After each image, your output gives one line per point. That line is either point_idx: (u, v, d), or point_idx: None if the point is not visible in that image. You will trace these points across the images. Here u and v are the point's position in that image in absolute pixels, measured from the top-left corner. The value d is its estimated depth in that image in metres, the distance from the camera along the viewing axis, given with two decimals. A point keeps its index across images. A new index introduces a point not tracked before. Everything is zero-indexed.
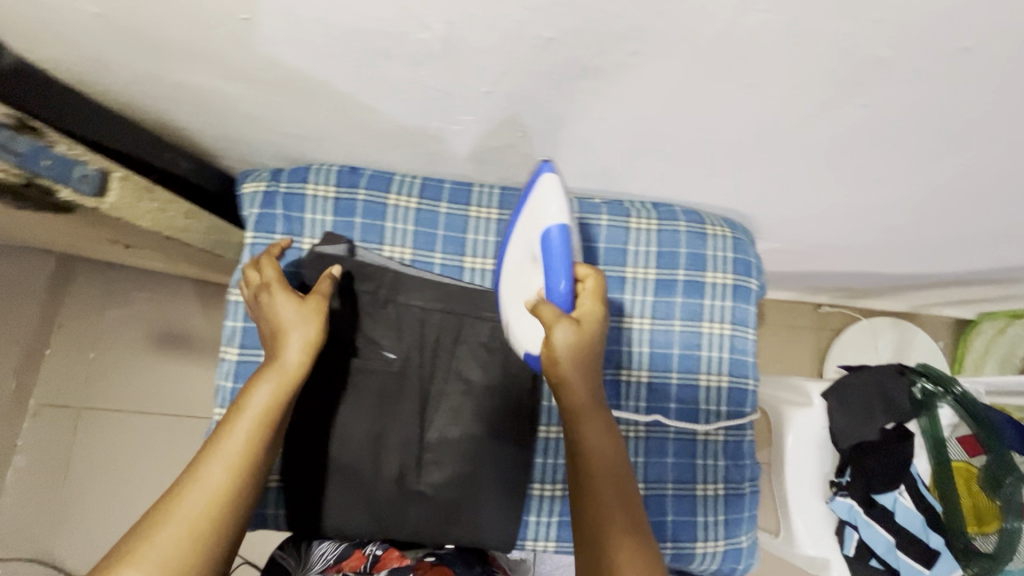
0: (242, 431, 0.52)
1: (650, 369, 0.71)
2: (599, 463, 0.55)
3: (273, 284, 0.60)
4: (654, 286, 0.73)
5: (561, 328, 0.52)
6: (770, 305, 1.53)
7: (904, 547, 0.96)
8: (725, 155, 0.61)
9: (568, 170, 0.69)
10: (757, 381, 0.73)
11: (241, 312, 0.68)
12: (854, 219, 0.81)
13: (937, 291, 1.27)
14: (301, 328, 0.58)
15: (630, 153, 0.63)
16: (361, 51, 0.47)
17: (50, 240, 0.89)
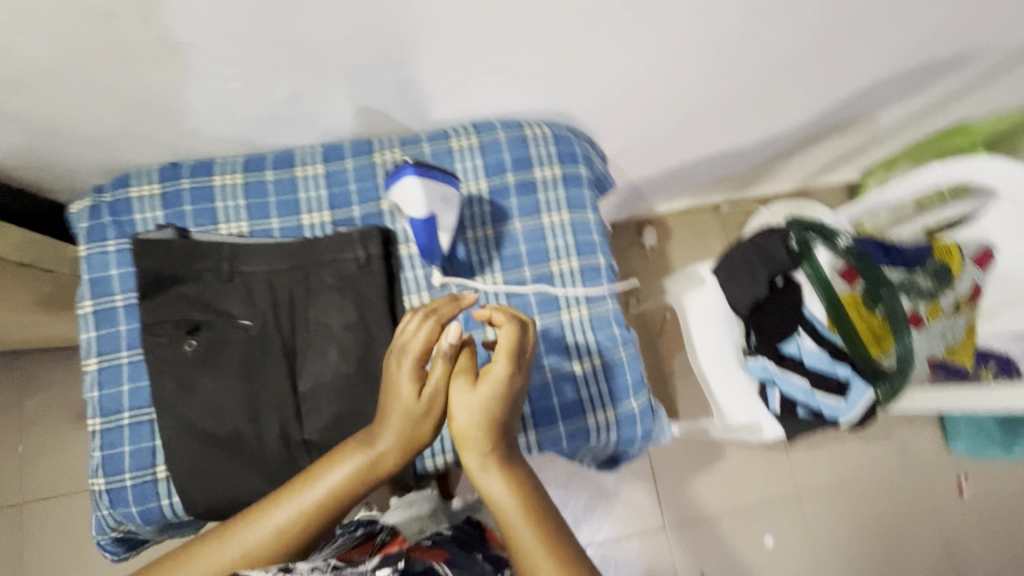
0: (308, 500, 0.58)
1: (503, 272, 0.75)
2: (517, 503, 0.57)
3: (410, 354, 0.59)
4: (488, 196, 0.78)
5: (454, 394, 0.59)
6: (674, 219, 1.58)
7: (821, 387, 1.01)
8: (489, 46, 0.65)
9: (369, 106, 0.72)
10: (606, 255, 0.78)
11: (90, 321, 0.69)
12: (663, 89, 0.87)
13: (805, 158, 1.34)
14: (411, 425, 0.60)
15: (407, 72, 0.66)
16: (81, 20, 0.50)
17: None
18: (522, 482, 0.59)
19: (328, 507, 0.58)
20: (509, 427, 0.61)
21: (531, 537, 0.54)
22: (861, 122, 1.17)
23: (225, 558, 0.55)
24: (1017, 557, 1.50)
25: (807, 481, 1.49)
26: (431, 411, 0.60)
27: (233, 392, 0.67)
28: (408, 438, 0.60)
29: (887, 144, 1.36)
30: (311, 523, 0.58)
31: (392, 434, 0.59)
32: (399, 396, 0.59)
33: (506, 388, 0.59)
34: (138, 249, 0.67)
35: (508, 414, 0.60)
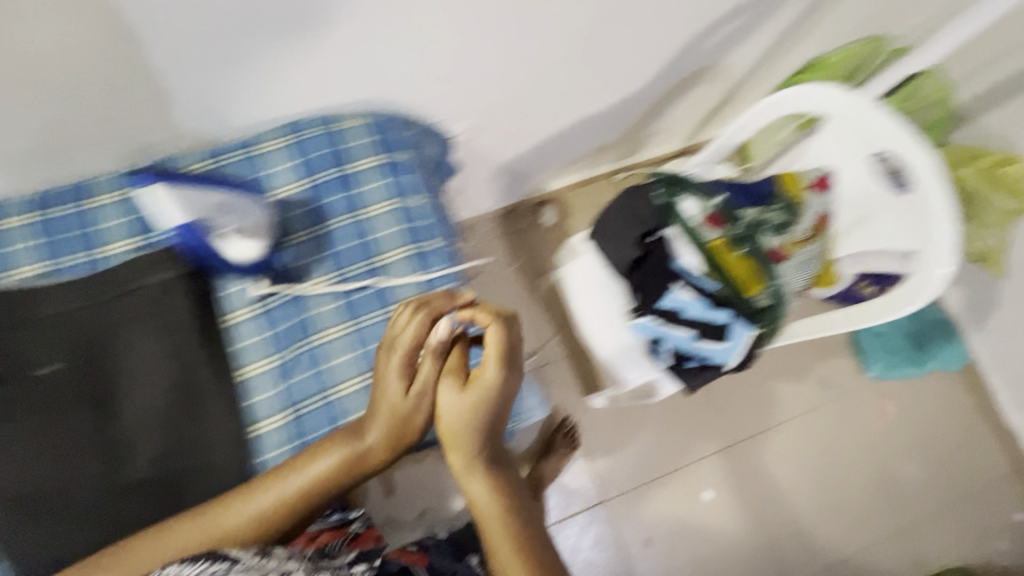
0: (294, 486, 0.65)
1: (334, 271, 0.76)
2: (495, 500, 0.63)
3: (400, 350, 0.68)
4: (309, 196, 0.78)
5: (444, 388, 0.66)
6: (571, 194, 1.58)
7: (704, 335, 1.01)
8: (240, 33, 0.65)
9: (151, 107, 0.73)
10: (441, 239, 0.79)
11: None
12: (481, 58, 0.85)
13: (674, 114, 1.35)
14: (399, 418, 0.67)
15: (167, 67, 0.67)
16: None
17: None
18: (500, 484, 0.64)
19: (311, 492, 0.66)
20: (495, 428, 0.68)
21: (503, 527, 0.61)
22: (713, 70, 1.18)
23: (210, 529, 0.63)
24: (947, 469, 1.54)
25: (737, 430, 1.51)
26: (422, 403, 0.68)
27: (43, 445, 0.64)
28: (394, 430, 0.67)
29: (753, 92, 1.37)
30: (293, 509, 0.65)
31: (381, 423, 0.67)
32: (389, 390, 0.67)
33: (490, 389, 0.66)
34: None
35: (494, 416, 0.67)
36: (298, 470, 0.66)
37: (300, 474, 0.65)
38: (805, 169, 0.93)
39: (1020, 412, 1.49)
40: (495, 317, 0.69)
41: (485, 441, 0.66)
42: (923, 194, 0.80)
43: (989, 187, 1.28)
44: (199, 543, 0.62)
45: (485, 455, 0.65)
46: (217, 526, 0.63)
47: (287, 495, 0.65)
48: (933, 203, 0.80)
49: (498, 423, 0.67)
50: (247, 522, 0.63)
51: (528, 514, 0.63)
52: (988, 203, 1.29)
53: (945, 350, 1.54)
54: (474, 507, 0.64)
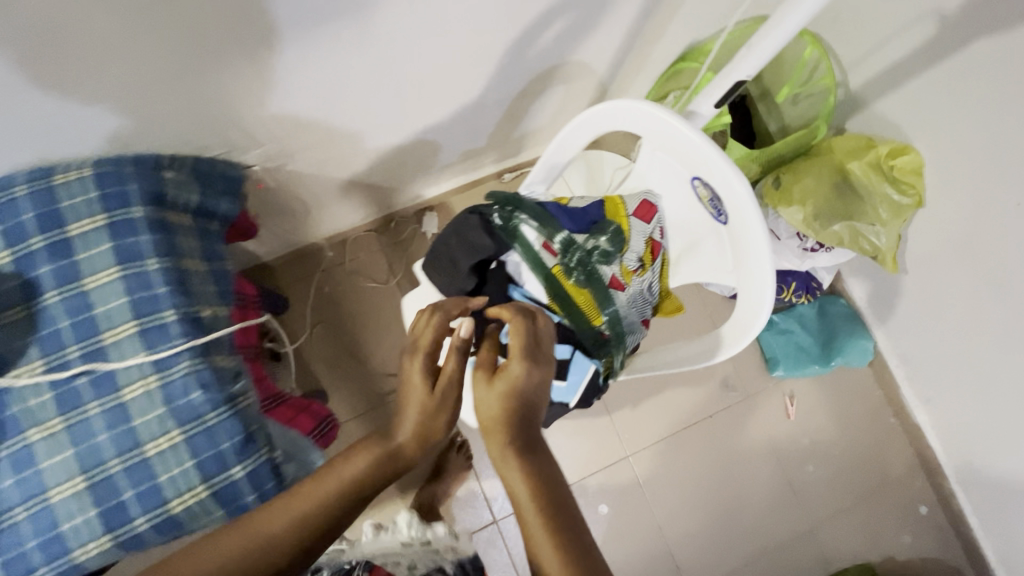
0: (322, 496, 0.62)
1: (41, 358, 0.63)
2: (529, 499, 0.58)
3: (421, 350, 0.68)
4: (12, 268, 0.63)
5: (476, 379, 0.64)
6: (457, 198, 1.47)
7: None
8: None
9: None
10: (175, 310, 0.66)
11: None
12: (243, 94, 0.72)
13: (547, 112, 1.24)
14: (425, 416, 0.66)
15: None
16: None
17: None
18: (542, 478, 0.60)
19: (339, 501, 0.62)
20: (533, 419, 0.64)
21: (539, 526, 0.56)
22: (569, 67, 1.06)
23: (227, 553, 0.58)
24: (856, 467, 1.50)
25: (631, 440, 1.46)
26: (445, 400, 0.67)
27: None
28: (421, 429, 0.66)
29: (633, 82, 1.25)
30: (314, 518, 0.61)
31: (410, 415, 0.66)
32: (410, 392, 0.67)
33: (518, 379, 0.63)
34: None
35: (529, 408, 0.64)
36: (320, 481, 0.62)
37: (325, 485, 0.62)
38: (628, 196, 0.85)
39: (922, 407, 1.46)
40: (516, 316, 0.70)
41: (522, 433, 0.62)
42: (733, 213, 0.70)
43: (880, 181, 1.19)
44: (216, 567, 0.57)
45: (519, 448, 0.61)
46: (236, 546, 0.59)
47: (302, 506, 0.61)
48: (745, 224, 0.69)
49: (533, 416, 0.64)
50: (281, 532, 0.60)
51: (569, 509, 0.58)
52: (877, 195, 1.20)
53: (849, 345, 1.48)
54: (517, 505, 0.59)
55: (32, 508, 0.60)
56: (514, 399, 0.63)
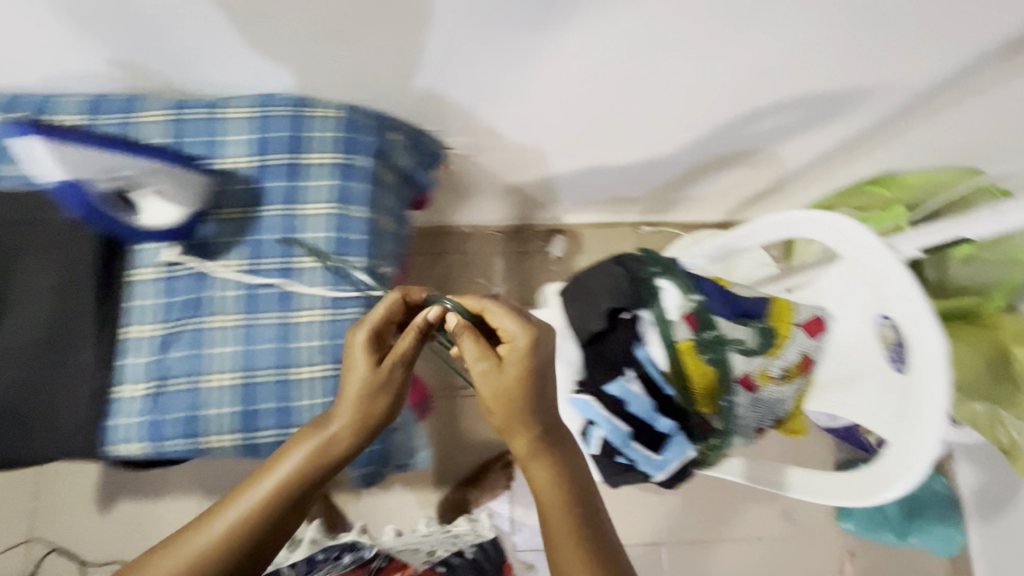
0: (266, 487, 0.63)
1: (242, 259, 0.76)
2: (547, 495, 0.64)
3: (369, 331, 0.67)
4: (252, 176, 0.76)
5: (478, 365, 0.65)
6: (588, 233, 1.49)
7: (639, 437, 0.92)
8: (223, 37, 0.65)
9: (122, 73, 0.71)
10: (360, 259, 0.77)
11: None
12: (482, 86, 0.77)
13: (712, 186, 1.24)
14: (371, 397, 0.66)
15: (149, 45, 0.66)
16: None
17: None
18: (562, 463, 0.65)
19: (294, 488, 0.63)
20: (531, 417, 0.65)
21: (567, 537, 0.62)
22: (762, 155, 1.06)
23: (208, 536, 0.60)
24: None
25: (670, 527, 1.41)
26: (388, 390, 0.67)
27: None
28: (365, 414, 0.66)
29: (810, 186, 1.23)
30: (275, 505, 0.63)
31: (347, 418, 0.65)
32: (357, 384, 0.66)
33: (523, 372, 0.65)
34: None
35: (536, 381, 0.65)
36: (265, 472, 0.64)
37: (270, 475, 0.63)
38: (800, 305, 0.86)
39: None
40: (755, 336, 0.84)
41: (535, 433, 0.65)
42: (914, 374, 0.67)
43: None
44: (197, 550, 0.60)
45: (538, 448, 0.65)
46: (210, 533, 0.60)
47: (252, 503, 0.62)
48: (923, 397, 0.66)
49: (547, 414, 0.66)
50: (242, 519, 0.62)
51: (582, 477, 0.66)
52: None
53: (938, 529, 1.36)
54: (537, 497, 0.65)
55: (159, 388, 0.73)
56: (531, 363, 0.65)
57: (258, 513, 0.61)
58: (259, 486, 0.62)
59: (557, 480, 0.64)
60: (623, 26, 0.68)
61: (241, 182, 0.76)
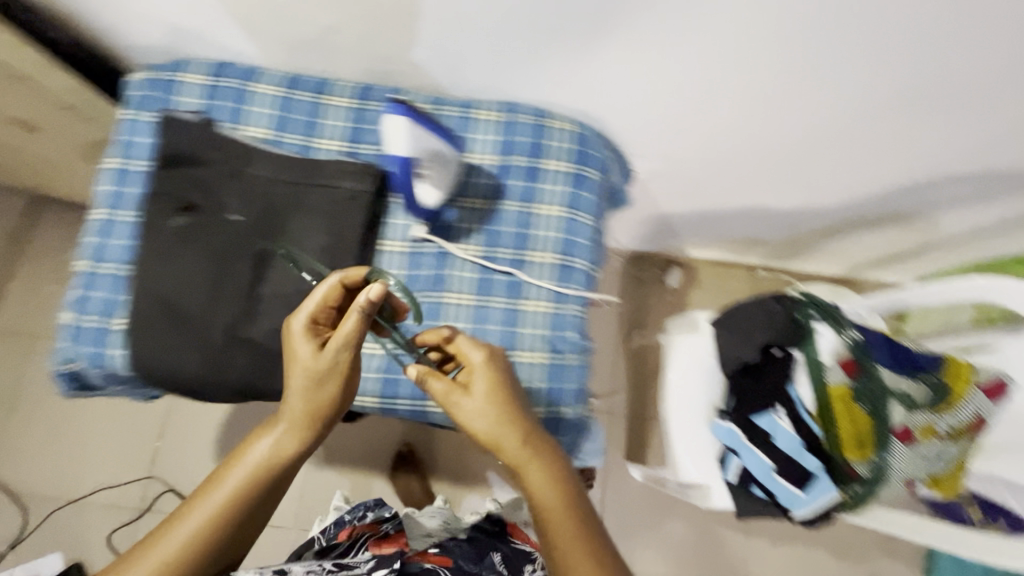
0: (231, 484, 0.64)
1: (480, 245, 0.76)
2: (548, 517, 0.57)
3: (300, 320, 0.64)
4: (492, 168, 0.78)
5: (441, 376, 0.63)
6: (705, 267, 1.53)
7: (783, 471, 0.94)
8: (510, 41, 0.74)
9: (391, 70, 0.81)
10: (587, 261, 0.77)
11: (134, 102, 0.79)
12: (707, 103, 0.85)
13: (850, 239, 1.27)
14: (307, 392, 0.65)
15: (439, 45, 0.75)
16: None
17: (22, 165, 1.13)
18: (554, 464, 0.60)
19: (254, 483, 0.64)
20: (506, 423, 0.61)
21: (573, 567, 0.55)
22: (920, 213, 1.10)
23: (187, 533, 0.61)
24: None
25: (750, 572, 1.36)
26: (328, 383, 0.66)
27: (288, 278, 0.73)
28: (313, 407, 0.65)
29: (950, 254, 1.25)
30: (245, 503, 0.63)
31: (292, 420, 0.65)
32: (312, 381, 0.64)
33: (499, 376, 0.62)
34: (165, 124, 0.74)
35: (507, 391, 0.63)
36: (229, 467, 0.65)
37: (233, 470, 0.64)
38: (977, 369, 0.94)
39: None
40: (929, 389, 0.92)
41: (525, 437, 0.60)
42: None
43: None
44: (176, 551, 0.61)
45: (527, 453, 0.60)
46: (180, 531, 0.61)
47: (222, 501, 0.63)
48: None
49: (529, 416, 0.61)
50: (207, 518, 0.62)
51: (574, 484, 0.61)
52: None
53: None
54: (536, 511, 0.59)
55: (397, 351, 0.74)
56: (494, 376, 0.63)
57: (231, 506, 0.63)
58: (222, 480, 0.64)
59: (549, 493, 0.58)
60: (861, 72, 0.75)
61: (484, 178, 0.78)
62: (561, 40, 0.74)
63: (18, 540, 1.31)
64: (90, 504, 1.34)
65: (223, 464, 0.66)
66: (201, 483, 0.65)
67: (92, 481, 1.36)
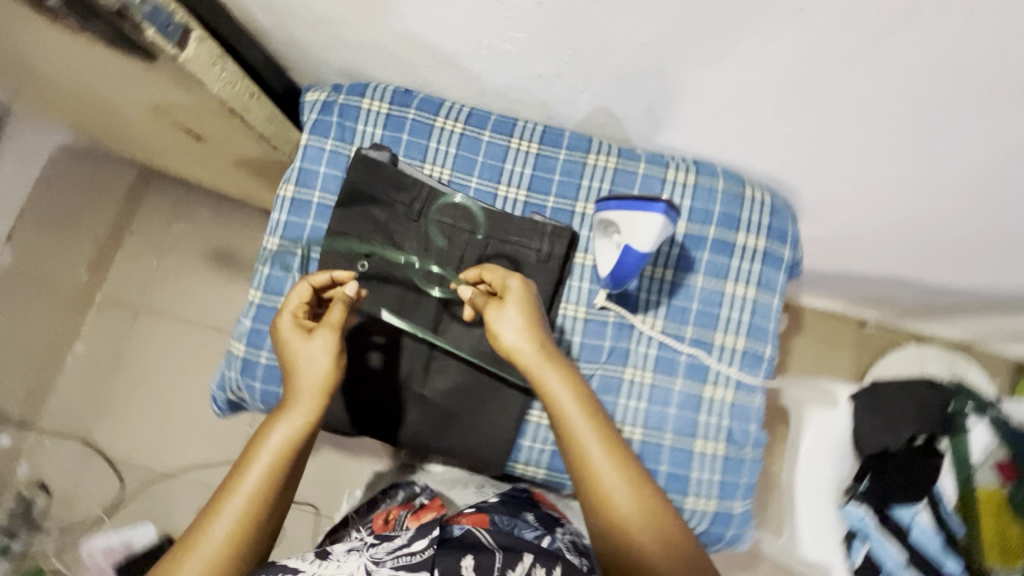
0: (253, 476, 0.53)
1: (666, 321, 0.71)
2: (581, 439, 0.54)
3: (286, 311, 0.60)
4: (683, 238, 0.73)
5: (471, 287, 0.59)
6: (811, 315, 1.46)
7: (918, 567, 0.91)
8: (732, 113, 0.67)
9: (584, 119, 0.74)
10: (774, 349, 0.72)
11: (309, 125, 0.75)
12: (917, 193, 0.77)
13: (991, 314, 1.19)
14: (312, 363, 0.58)
15: (650, 105, 0.69)
16: (488, 38, 0.62)
17: (150, 150, 1.11)
18: (579, 385, 0.56)
19: (282, 466, 0.54)
20: (538, 336, 0.57)
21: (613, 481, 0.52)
22: None
23: (215, 547, 0.50)
24: None
25: None
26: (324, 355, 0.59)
27: (467, 337, 0.69)
28: (321, 384, 0.58)
29: None
30: (272, 498, 0.54)
31: (303, 400, 0.57)
32: (311, 361, 0.58)
33: (529, 293, 0.59)
34: (355, 160, 0.70)
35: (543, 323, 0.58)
36: (249, 456, 0.54)
37: (255, 460, 0.54)
38: None
39: None
40: None
41: (548, 348, 0.56)
42: None
43: None
44: (210, 566, 0.50)
45: (554, 361, 0.56)
46: (207, 544, 0.50)
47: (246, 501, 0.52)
48: None
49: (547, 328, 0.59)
50: (237, 524, 0.51)
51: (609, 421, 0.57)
52: None
53: None
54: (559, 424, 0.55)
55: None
56: (530, 307, 0.58)
57: (255, 511, 0.52)
58: (240, 478, 0.53)
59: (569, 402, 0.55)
60: None
61: (675, 255, 0.72)
62: (789, 120, 0.66)
63: (115, 508, 1.35)
64: (183, 481, 1.36)
65: (236, 461, 0.55)
66: (216, 492, 0.53)
67: (184, 460, 1.38)
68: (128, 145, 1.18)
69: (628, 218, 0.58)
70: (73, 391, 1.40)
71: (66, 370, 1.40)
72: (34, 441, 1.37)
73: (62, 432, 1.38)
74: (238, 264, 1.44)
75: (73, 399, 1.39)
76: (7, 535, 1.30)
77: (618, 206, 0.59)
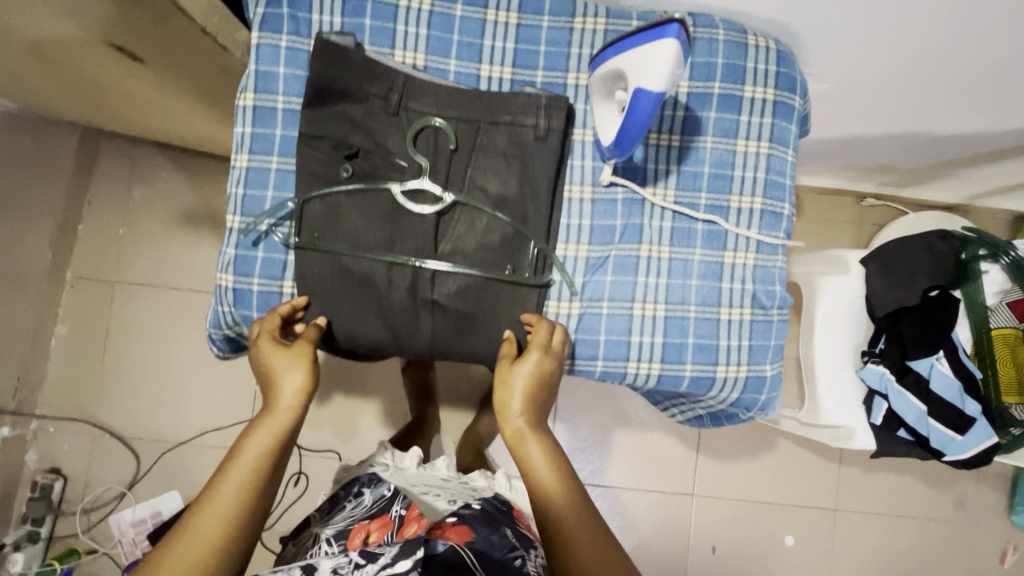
0: (229, 490, 0.53)
1: (677, 190, 0.67)
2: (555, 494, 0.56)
3: (263, 333, 0.61)
4: (686, 99, 0.67)
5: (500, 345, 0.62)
6: (809, 197, 1.42)
7: (938, 415, 0.93)
8: None
9: None
10: (793, 206, 0.69)
11: (256, 20, 0.65)
12: (935, 24, 0.71)
13: (994, 164, 1.16)
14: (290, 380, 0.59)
15: None
16: None
17: (84, 98, 1.00)
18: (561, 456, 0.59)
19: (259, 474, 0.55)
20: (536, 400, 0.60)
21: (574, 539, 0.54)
22: None
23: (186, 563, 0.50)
24: None
25: (848, 498, 1.33)
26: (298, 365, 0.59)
27: (472, 232, 0.64)
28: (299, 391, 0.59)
29: None
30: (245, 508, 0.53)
31: (281, 414, 0.57)
32: (286, 372, 0.59)
33: (541, 367, 0.61)
34: (318, 50, 0.62)
35: (544, 397, 0.61)
36: (229, 465, 0.55)
37: (234, 467, 0.54)
38: None
39: None
40: None
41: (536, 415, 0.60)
42: None
43: None
44: None
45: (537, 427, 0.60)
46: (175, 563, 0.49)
47: (233, 495, 0.53)
48: None
49: (550, 394, 0.62)
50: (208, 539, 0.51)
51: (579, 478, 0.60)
52: None
53: None
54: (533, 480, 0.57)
55: (587, 308, 0.67)
56: (537, 383, 0.60)
57: (229, 526, 0.52)
58: (219, 485, 0.53)
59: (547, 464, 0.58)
60: None
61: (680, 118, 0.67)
62: None
63: (135, 482, 1.34)
64: (198, 445, 1.34)
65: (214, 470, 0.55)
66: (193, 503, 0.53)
67: (196, 426, 1.35)
68: (61, 98, 1.06)
69: (635, 61, 0.53)
70: (65, 374, 1.35)
71: (53, 353, 1.34)
72: (37, 428, 1.33)
73: (64, 415, 1.34)
74: (212, 221, 1.36)
75: (67, 382, 1.34)
76: (31, 522, 1.28)
77: (625, 50, 0.53)
